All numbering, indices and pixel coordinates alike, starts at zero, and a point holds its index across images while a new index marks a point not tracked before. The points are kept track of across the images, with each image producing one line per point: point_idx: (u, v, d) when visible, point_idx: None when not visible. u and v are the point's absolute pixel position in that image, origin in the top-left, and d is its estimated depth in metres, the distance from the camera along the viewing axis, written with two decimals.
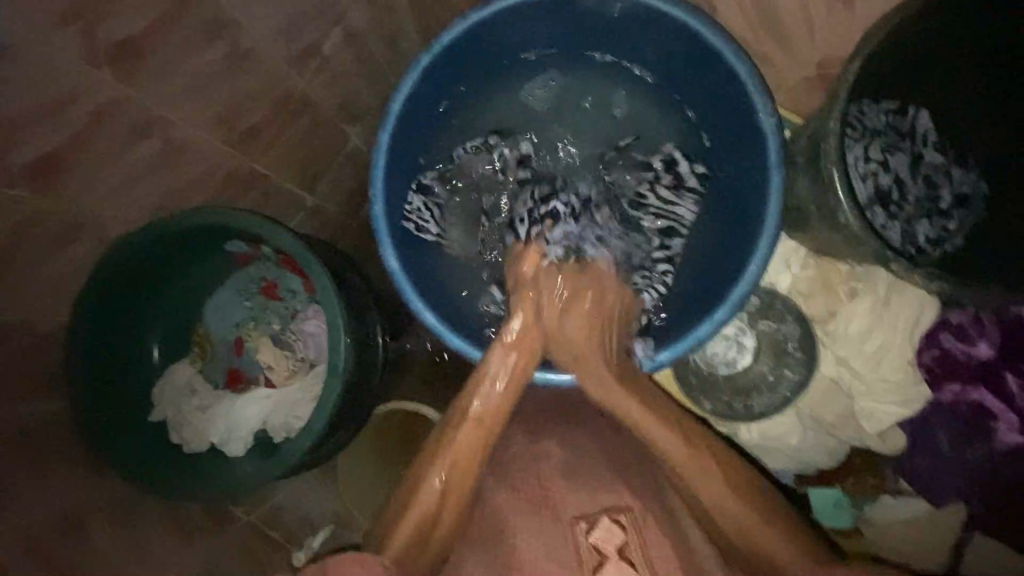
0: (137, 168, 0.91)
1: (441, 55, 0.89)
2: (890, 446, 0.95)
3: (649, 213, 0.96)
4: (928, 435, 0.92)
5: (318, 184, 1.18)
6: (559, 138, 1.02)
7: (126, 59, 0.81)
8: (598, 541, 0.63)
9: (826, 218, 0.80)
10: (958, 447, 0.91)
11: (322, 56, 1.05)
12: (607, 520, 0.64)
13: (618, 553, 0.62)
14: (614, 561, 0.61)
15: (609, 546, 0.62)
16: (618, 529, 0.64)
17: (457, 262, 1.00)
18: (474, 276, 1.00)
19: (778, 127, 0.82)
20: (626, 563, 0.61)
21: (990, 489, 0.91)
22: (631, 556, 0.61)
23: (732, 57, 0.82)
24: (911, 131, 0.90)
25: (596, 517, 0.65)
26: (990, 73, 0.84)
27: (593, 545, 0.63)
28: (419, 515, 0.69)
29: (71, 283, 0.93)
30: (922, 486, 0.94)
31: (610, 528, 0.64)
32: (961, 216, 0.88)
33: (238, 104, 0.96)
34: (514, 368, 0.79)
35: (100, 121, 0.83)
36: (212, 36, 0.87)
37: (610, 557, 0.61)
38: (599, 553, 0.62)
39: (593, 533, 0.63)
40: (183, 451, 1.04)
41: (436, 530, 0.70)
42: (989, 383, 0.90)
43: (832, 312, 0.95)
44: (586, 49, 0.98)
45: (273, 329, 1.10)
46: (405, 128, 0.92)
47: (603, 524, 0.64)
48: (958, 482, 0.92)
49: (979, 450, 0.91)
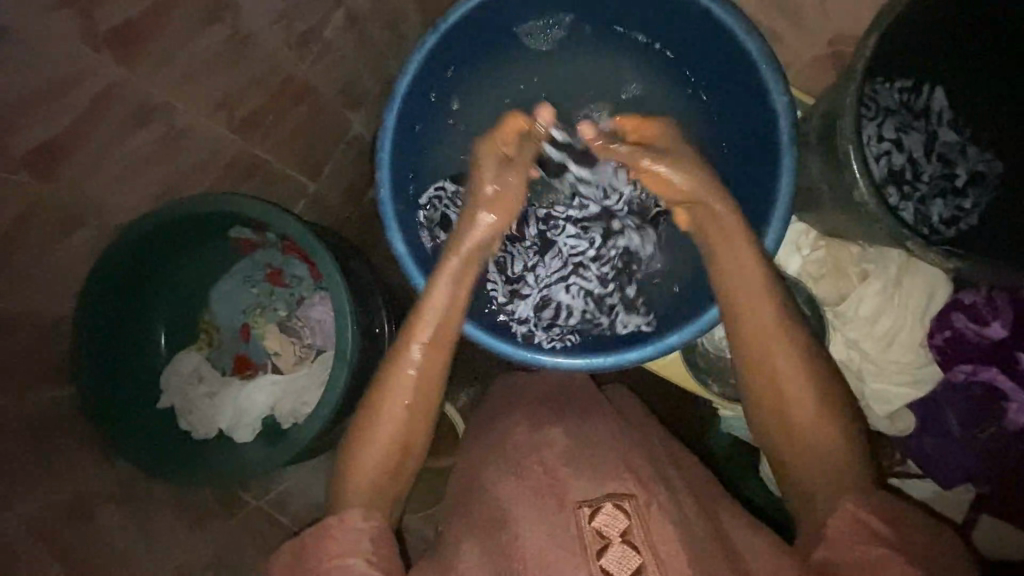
0: (137, 156, 0.90)
1: (446, 36, 0.87)
2: (900, 428, 0.94)
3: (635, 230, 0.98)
4: (938, 416, 0.92)
5: (321, 170, 1.19)
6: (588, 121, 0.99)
7: (126, 46, 0.80)
8: (601, 525, 0.63)
9: (838, 200, 0.80)
10: (969, 428, 0.91)
11: (323, 41, 1.05)
12: (610, 505, 0.64)
13: (621, 538, 0.62)
14: (618, 545, 0.62)
15: (612, 531, 0.63)
16: (620, 514, 0.64)
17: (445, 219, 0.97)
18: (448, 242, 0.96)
19: (792, 107, 0.80)
20: (629, 547, 0.62)
21: (1003, 469, 0.91)
22: (633, 540, 0.62)
23: (745, 36, 0.80)
24: (924, 110, 0.89)
25: (599, 503, 0.65)
26: (992, 70, 0.85)
27: (597, 530, 0.63)
28: (383, 448, 0.72)
29: (77, 272, 0.94)
30: (931, 468, 0.94)
31: (612, 513, 0.64)
32: (976, 195, 0.87)
33: (238, 88, 0.95)
34: (444, 310, 0.76)
35: (101, 109, 0.82)
36: (212, 20, 0.86)
37: (613, 541, 0.62)
38: (602, 538, 0.63)
39: (596, 518, 0.64)
40: (191, 437, 1.05)
41: (404, 472, 0.74)
42: (1001, 363, 0.88)
43: (842, 294, 0.94)
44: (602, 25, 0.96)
45: (279, 316, 1.10)
46: (409, 113, 0.90)
47: (606, 510, 0.64)
48: (970, 462, 0.91)
49: (991, 430, 0.90)
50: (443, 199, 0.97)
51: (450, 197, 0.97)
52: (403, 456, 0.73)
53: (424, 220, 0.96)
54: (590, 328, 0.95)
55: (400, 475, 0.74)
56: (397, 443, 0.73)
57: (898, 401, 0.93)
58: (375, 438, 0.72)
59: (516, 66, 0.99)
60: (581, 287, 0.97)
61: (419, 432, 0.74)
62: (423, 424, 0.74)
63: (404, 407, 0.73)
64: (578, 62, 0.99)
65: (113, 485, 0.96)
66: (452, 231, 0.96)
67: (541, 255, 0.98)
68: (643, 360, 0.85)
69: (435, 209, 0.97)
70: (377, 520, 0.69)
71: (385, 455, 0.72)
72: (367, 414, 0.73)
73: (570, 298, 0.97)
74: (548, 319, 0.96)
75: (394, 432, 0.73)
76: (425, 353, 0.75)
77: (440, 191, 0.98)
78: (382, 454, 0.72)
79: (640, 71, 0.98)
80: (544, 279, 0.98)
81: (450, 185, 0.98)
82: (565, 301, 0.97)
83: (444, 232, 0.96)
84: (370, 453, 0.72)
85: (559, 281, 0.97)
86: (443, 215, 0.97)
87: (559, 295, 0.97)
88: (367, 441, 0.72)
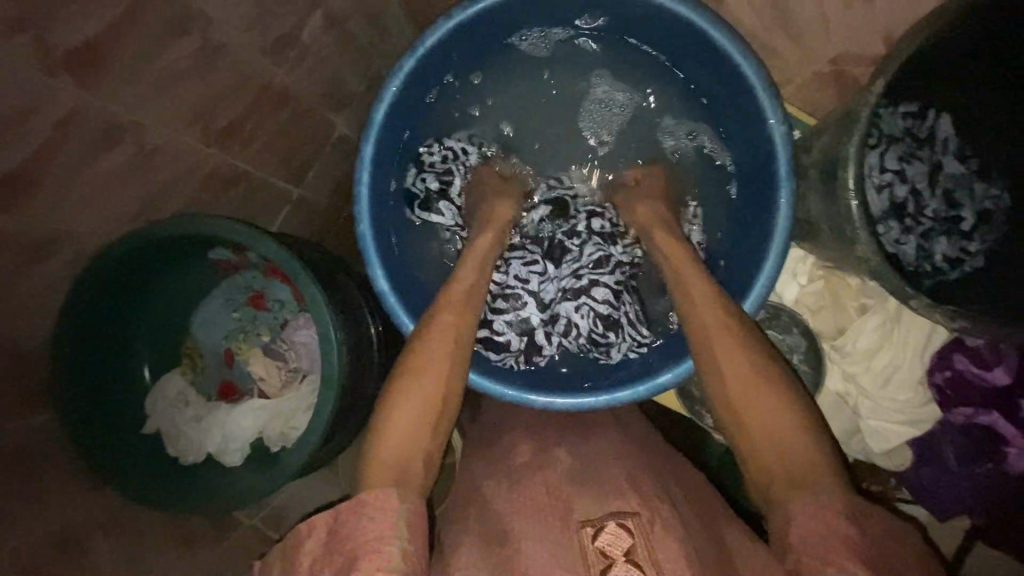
0: (108, 178, 0.85)
1: (424, 58, 0.83)
2: (895, 462, 0.93)
3: (626, 301, 0.91)
4: (935, 448, 0.91)
5: (305, 176, 1.15)
6: (572, 140, 0.97)
7: (89, 66, 0.74)
8: (604, 545, 0.59)
9: (835, 235, 0.76)
10: (966, 464, 0.89)
11: (301, 45, 0.99)
12: (613, 524, 0.60)
13: (626, 557, 0.58)
14: (621, 565, 0.57)
15: (616, 550, 0.58)
16: (624, 532, 0.59)
17: (450, 165, 0.91)
18: (424, 192, 0.91)
19: (789, 132, 0.77)
20: (633, 566, 0.57)
21: (999, 500, 0.90)
22: (638, 560, 0.57)
23: (740, 57, 0.76)
24: (930, 136, 0.85)
25: (602, 521, 0.61)
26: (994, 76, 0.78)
27: (599, 550, 0.59)
28: (411, 413, 0.68)
29: (53, 303, 0.89)
30: (928, 499, 0.93)
31: (616, 532, 0.59)
32: (983, 236, 0.84)
33: (212, 99, 0.90)
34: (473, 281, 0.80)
35: (65, 133, 0.76)
36: (180, 31, 0.81)
37: (616, 561, 0.58)
38: (605, 557, 0.58)
39: (600, 537, 0.59)
40: (180, 463, 1.03)
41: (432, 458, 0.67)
42: (1001, 407, 0.87)
43: (841, 327, 0.93)
44: (585, 37, 0.91)
45: (263, 340, 1.08)
46: (389, 137, 0.86)
47: (609, 528, 0.60)
48: (963, 493, 0.90)
49: (989, 466, 0.89)
50: (450, 156, 0.91)
51: (464, 164, 0.92)
52: (433, 437, 0.68)
53: (423, 158, 0.92)
54: (593, 347, 0.92)
55: (427, 463, 0.66)
56: (424, 414, 0.68)
57: (896, 439, 0.91)
58: (408, 394, 0.69)
59: (499, 81, 0.95)
60: (590, 309, 0.89)
61: (446, 415, 0.70)
62: (455, 384, 0.72)
63: (431, 387, 0.70)
64: (569, 82, 0.95)
65: (100, 514, 0.94)
66: (443, 189, 0.91)
67: (555, 260, 0.92)
68: (643, 397, 0.83)
69: (442, 160, 0.91)
70: (414, 501, 0.60)
71: (424, 403, 0.69)
72: (400, 374, 0.71)
73: (578, 319, 0.90)
74: (539, 344, 0.92)
75: (425, 397, 0.69)
76: (456, 315, 0.76)
77: (458, 149, 0.92)
78: (411, 418, 0.67)
79: (627, 83, 0.94)
80: (558, 294, 0.91)
81: (472, 153, 0.93)
82: (572, 319, 0.90)
83: (437, 181, 0.91)
84: (402, 413, 0.68)
85: (569, 300, 0.90)
86: (448, 171, 0.91)
87: (569, 313, 0.90)
88: (395, 418, 0.67)
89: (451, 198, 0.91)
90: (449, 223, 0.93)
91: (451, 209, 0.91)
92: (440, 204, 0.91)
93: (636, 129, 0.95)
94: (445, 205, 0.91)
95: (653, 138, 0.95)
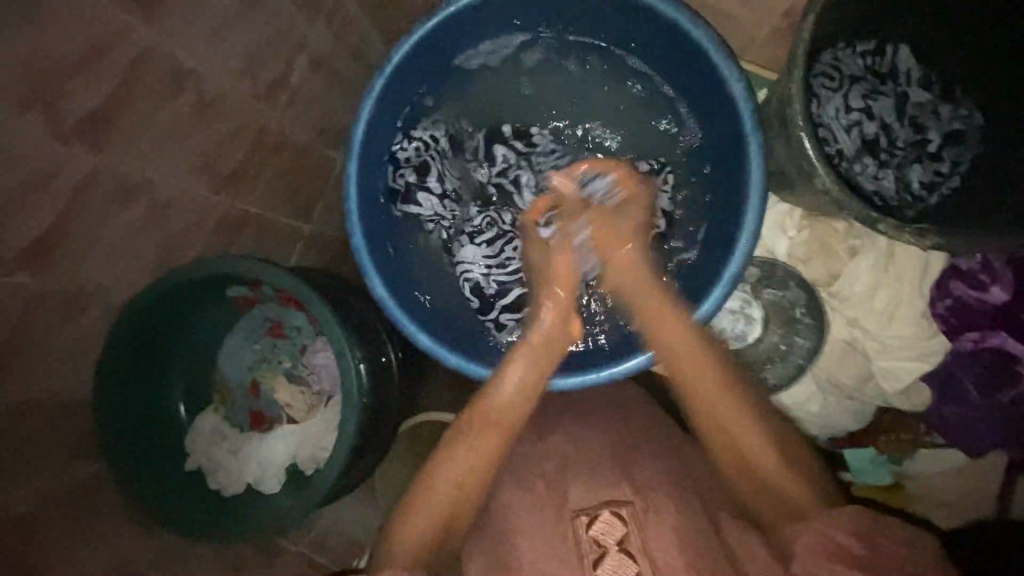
0: (127, 234, 0.90)
1: (392, 77, 0.88)
2: (914, 402, 0.95)
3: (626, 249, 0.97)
4: (955, 383, 0.94)
5: (313, 211, 1.21)
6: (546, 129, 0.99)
7: (95, 131, 0.80)
8: (598, 534, 0.64)
9: (805, 181, 0.81)
10: (985, 392, 0.93)
11: (291, 87, 1.06)
12: (607, 513, 0.65)
13: (618, 546, 0.63)
14: (614, 553, 0.63)
15: (609, 539, 0.64)
16: (618, 521, 0.65)
17: (428, 156, 0.97)
18: (403, 188, 0.96)
19: (750, 90, 0.79)
20: (625, 555, 0.62)
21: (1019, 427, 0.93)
22: (630, 548, 0.63)
23: (691, 24, 0.80)
24: (890, 71, 0.92)
25: (596, 511, 0.66)
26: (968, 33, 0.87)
27: (593, 539, 0.64)
28: (430, 527, 0.69)
29: (90, 357, 0.95)
30: (956, 436, 0.95)
31: (609, 521, 0.65)
32: (955, 155, 0.90)
33: (214, 150, 0.96)
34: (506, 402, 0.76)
35: (83, 196, 0.81)
36: (177, 91, 0.87)
37: (610, 549, 0.63)
38: (599, 546, 0.64)
39: (593, 526, 0.65)
40: (221, 495, 1.07)
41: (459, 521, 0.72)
42: (1006, 325, 0.92)
43: (834, 274, 0.97)
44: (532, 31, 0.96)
45: (285, 367, 1.14)
46: (372, 153, 0.90)
47: (603, 517, 0.65)
48: (992, 424, 0.93)
49: (1013, 393, 0.92)
50: (422, 147, 0.96)
51: (437, 151, 0.97)
52: (463, 503, 0.71)
53: (398, 155, 0.96)
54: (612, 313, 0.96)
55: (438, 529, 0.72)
56: (436, 518, 0.70)
57: (908, 375, 0.94)
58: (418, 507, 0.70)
59: (464, 90, 0.99)
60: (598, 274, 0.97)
61: (479, 490, 0.72)
62: (475, 496, 0.72)
63: (467, 473, 0.72)
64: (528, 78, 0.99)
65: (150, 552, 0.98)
66: (422, 179, 0.96)
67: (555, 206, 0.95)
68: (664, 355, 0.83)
69: (416, 154, 0.96)
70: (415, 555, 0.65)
71: (436, 515, 0.70)
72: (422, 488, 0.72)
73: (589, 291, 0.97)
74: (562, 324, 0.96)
75: (441, 507, 0.70)
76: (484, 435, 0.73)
77: (428, 138, 0.97)
78: (426, 524, 0.69)
79: (588, 65, 0.98)
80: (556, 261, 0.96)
81: (442, 140, 0.98)
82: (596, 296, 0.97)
83: (414, 173, 0.96)
84: (416, 520, 0.70)
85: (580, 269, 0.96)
86: (424, 162, 0.96)
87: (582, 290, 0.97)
88: (430, 498, 0.71)
89: (428, 188, 0.96)
90: (431, 214, 0.98)
91: (431, 200, 0.97)
92: (418, 195, 0.96)
93: (604, 111, 0.98)
94: (424, 196, 0.96)
95: (624, 115, 0.98)
